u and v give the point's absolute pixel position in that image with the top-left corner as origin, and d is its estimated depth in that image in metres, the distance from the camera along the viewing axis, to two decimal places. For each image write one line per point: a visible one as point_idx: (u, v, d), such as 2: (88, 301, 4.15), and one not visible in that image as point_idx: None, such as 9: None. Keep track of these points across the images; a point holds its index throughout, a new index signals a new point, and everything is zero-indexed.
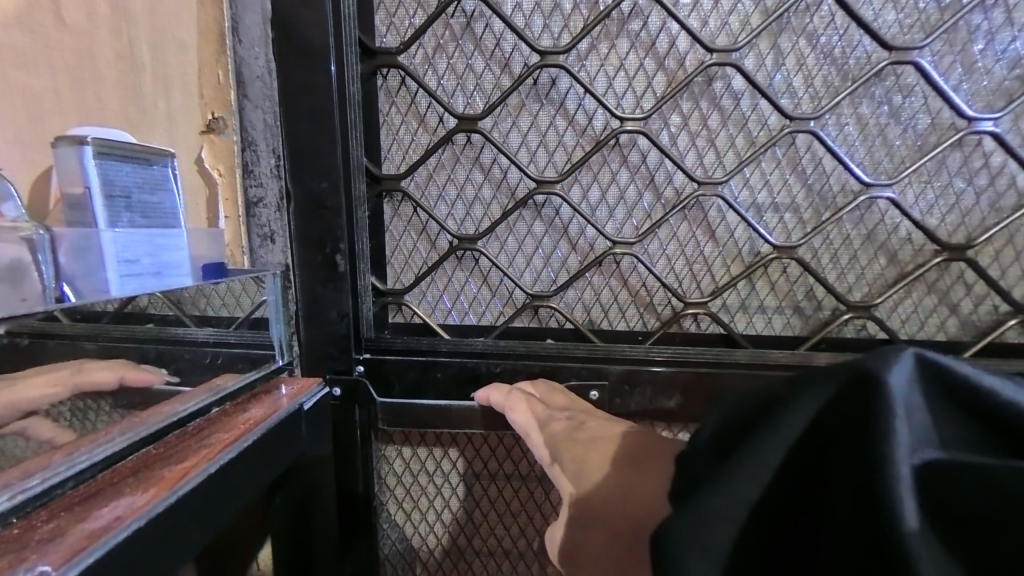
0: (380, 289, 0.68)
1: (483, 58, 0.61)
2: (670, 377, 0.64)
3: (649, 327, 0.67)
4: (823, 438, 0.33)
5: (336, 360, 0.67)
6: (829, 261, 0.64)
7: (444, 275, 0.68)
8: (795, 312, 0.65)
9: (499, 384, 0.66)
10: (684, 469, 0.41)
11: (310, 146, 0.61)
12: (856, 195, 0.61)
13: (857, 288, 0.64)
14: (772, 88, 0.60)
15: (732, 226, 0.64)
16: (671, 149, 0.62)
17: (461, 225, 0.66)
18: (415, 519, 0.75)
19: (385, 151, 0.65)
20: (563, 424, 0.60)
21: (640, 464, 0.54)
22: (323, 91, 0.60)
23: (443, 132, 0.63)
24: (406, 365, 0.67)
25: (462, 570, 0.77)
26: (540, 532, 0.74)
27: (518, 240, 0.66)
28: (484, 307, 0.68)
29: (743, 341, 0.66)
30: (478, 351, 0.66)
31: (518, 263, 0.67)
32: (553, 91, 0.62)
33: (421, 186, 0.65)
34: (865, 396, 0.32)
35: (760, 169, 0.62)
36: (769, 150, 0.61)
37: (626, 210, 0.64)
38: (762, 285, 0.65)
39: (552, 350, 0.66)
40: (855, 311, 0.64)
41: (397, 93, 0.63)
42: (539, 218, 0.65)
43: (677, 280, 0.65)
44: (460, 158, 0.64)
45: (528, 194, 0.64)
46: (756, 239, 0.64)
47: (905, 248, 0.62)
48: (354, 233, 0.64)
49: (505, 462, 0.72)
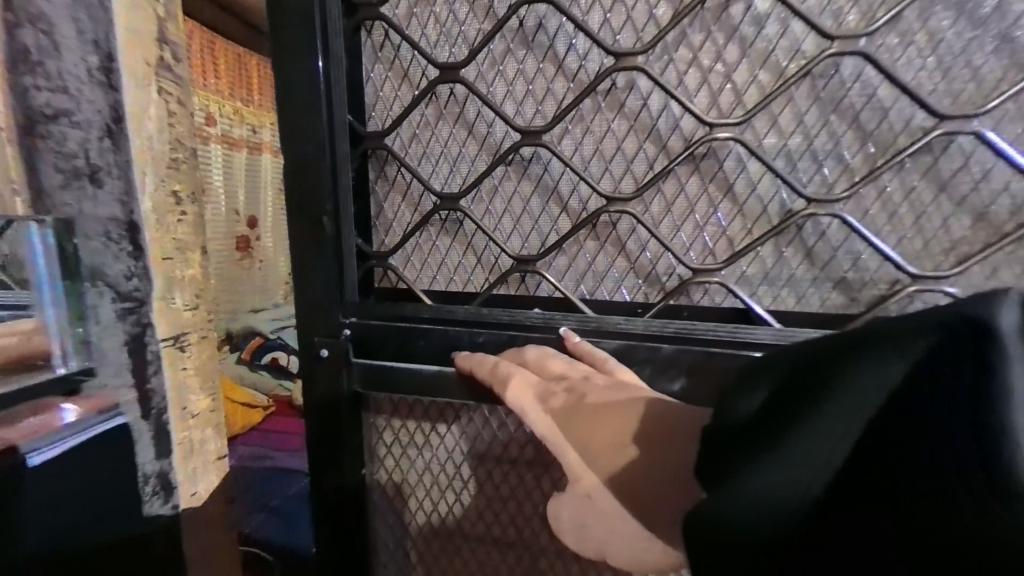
0: (365, 253, 0.66)
1: (467, 5, 0.58)
2: (672, 357, 0.55)
3: (650, 300, 0.58)
4: (904, 417, 0.25)
5: (322, 324, 0.66)
6: (887, 221, 0.51)
7: (428, 238, 0.65)
8: (837, 286, 0.53)
9: (483, 356, 0.59)
10: (711, 446, 0.35)
11: (298, 106, 0.61)
12: (926, 132, 0.48)
13: (927, 255, 0.50)
14: (808, 5, 0.49)
15: (752, 178, 0.53)
16: (676, 90, 0.53)
17: (444, 184, 0.62)
18: (405, 494, 0.73)
19: (370, 109, 0.63)
20: (562, 399, 0.53)
21: (653, 442, 0.45)
22: (310, 49, 0.60)
23: (424, 85, 0.60)
24: (388, 332, 0.65)
25: (452, 553, 0.74)
26: (532, 521, 0.68)
27: (504, 200, 0.61)
28: (467, 272, 0.64)
29: (766, 317, 0.54)
30: (461, 319, 0.62)
31: (504, 226, 0.62)
32: (540, 34, 0.56)
33: (405, 145, 0.63)
34: (959, 361, 0.24)
35: (792, 107, 0.51)
36: (802, 81, 0.50)
37: (623, 163, 0.56)
38: (792, 250, 0.54)
39: (537, 320, 0.60)
40: (924, 284, 0.50)
41: (381, 49, 0.62)
42: (525, 176, 0.60)
43: (681, 243, 0.56)
44: (442, 113, 0.61)
45: (512, 148, 0.59)
46: (785, 193, 0.52)
47: (1000, 202, 0.48)
48: (339, 195, 0.63)
49: (495, 443, 0.67)
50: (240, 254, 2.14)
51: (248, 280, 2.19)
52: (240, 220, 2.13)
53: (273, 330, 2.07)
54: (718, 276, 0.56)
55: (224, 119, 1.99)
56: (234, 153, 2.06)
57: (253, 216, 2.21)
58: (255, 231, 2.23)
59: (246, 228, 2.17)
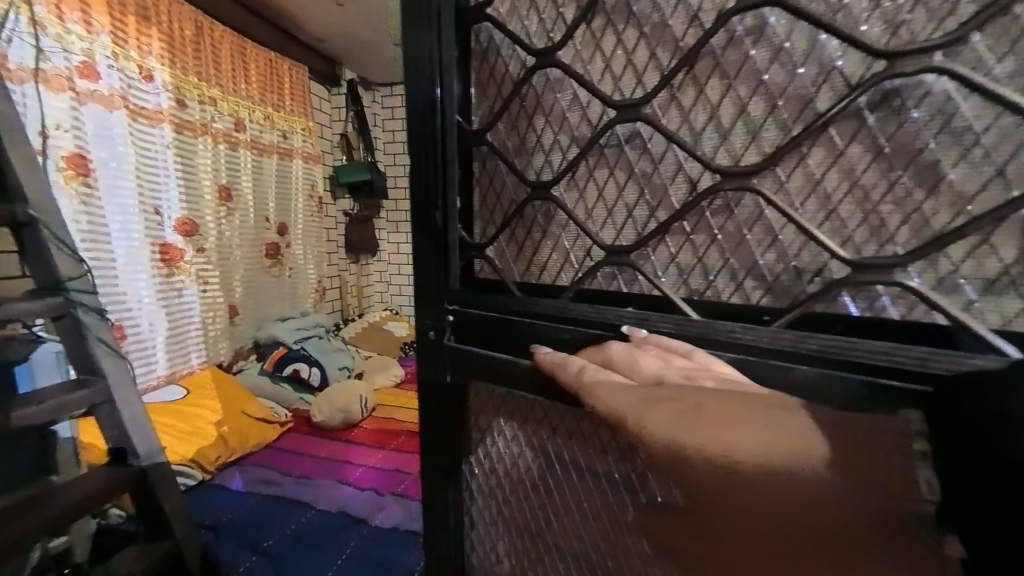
0: (466, 244, 0.51)
1: None
2: (824, 390, 0.31)
3: (784, 306, 0.34)
4: None
5: (427, 310, 0.53)
6: None
7: (513, 235, 0.48)
8: None
9: (562, 359, 0.40)
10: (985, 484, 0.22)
11: (420, 86, 0.50)
12: None
13: None
14: None
15: (975, 126, 0.27)
16: (836, 17, 0.30)
17: (537, 173, 0.45)
18: (506, 511, 0.52)
19: (476, 102, 0.49)
20: (665, 411, 0.31)
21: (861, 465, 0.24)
22: (431, 17, 0.48)
23: (521, 74, 0.45)
24: (479, 323, 0.49)
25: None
26: None
27: (599, 184, 0.42)
28: (548, 268, 0.46)
29: (997, 342, 0.28)
30: (545, 313, 0.44)
31: (597, 216, 0.42)
32: None
33: (506, 139, 0.47)
34: None
35: None
36: None
37: (750, 129, 0.34)
38: None
39: (623, 319, 0.40)
40: None
41: (490, 54, 0.47)
42: (603, 156, 0.41)
43: (838, 229, 0.32)
44: (540, 102, 0.44)
45: (607, 128, 0.40)
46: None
47: None
48: (447, 188, 0.50)
49: (597, 457, 0.42)
50: (270, 262, 2.09)
51: (277, 288, 2.14)
52: (270, 227, 2.08)
53: (299, 340, 2.00)
54: (903, 279, 0.30)
55: (254, 125, 1.94)
56: (264, 160, 2.01)
57: (283, 223, 2.16)
58: (285, 239, 2.18)
59: (277, 235, 2.13)
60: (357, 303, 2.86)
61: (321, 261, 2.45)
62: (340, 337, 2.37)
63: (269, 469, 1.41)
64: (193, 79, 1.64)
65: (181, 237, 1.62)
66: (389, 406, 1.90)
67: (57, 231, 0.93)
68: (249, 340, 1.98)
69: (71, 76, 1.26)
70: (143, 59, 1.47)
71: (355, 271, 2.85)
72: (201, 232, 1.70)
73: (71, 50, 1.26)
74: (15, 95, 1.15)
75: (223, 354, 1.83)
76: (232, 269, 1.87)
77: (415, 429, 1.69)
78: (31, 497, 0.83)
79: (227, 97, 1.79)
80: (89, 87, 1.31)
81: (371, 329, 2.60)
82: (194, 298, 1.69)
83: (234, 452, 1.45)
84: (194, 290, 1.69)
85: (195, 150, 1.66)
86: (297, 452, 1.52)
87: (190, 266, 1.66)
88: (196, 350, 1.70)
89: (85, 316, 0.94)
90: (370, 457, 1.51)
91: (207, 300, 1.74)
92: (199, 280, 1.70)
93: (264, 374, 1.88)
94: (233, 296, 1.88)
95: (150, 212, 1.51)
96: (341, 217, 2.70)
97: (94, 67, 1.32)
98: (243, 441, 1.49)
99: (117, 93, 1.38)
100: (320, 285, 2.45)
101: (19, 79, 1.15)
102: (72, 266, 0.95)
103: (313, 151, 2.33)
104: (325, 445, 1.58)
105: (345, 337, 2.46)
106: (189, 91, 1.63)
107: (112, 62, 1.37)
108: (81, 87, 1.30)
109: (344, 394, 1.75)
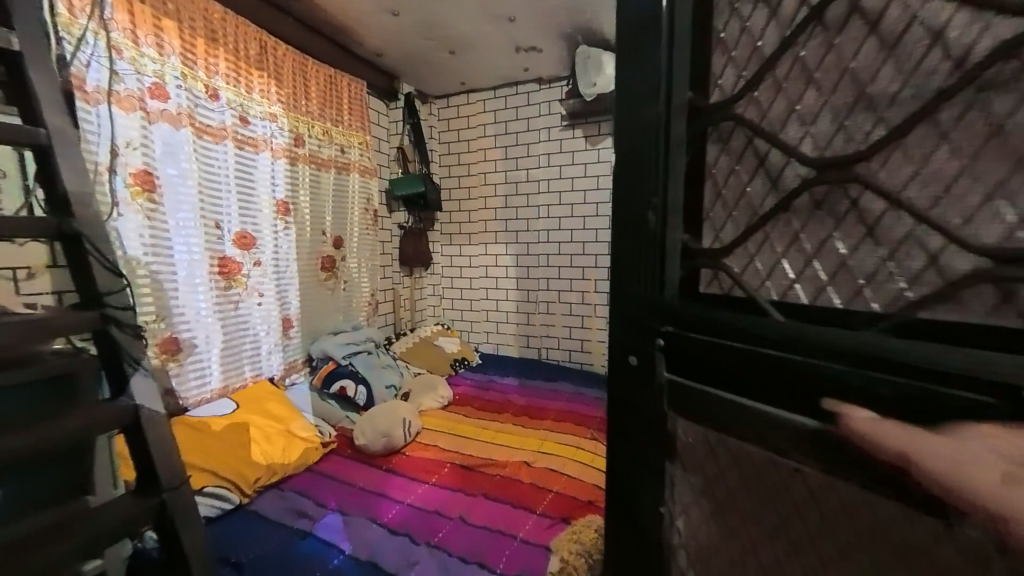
0: (690, 249, 0.53)
1: None
2: None
3: None
4: None
5: (648, 310, 0.56)
6: None
7: (785, 226, 0.44)
8: None
9: (860, 424, 0.34)
10: None
11: (640, 96, 0.56)
12: None
13: None
14: None
15: None
16: None
17: (823, 145, 0.40)
18: (750, 544, 0.48)
19: (718, 76, 0.50)
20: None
21: None
22: (658, 23, 0.53)
23: (799, 25, 0.42)
24: (724, 349, 0.46)
25: None
26: None
27: (943, 155, 0.33)
28: (831, 258, 0.41)
29: None
30: (817, 341, 0.38)
31: (949, 201, 0.33)
32: None
33: (763, 117, 0.45)
34: None
35: None
36: None
37: None
38: None
39: (992, 380, 0.29)
40: None
41: (748, 17, 0.46)
42: (962, 125, 0.32)
43: None
44: (837, 60, 0.39)
45: (977, 72, 0.31)
46: None
47: None
48: (668, 183, 0.54)
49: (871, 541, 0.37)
50: (325, 275, 2.09)
51: (331, 301, 2.13)
52: (326, 240, 2.08)
53: (348, 355, 1.95)
54: None
55: (313, 140, 1.96)
56: (322, 173, 2.03)
57: (339, 236, 2.16)
58: (341, 251, 2.18)
59: (334, 249, 2.14)
60: (410, 316, 2.81)
61: (375, 274, 2.42)
62: (390, 352, 2.31)
63: (306, 496, 1.33)
64: (256, 96, 1.68)
65: (239, 250, 1.63)
66: (434, 431, 1.77)
67: (99, 244, 0.91)
68: (303, 353, 1.97)
69: (142, 96, 1.31)
70: (210, 78, 1.52)
71: (409, 283, 2.82)
72: (259, 245, 1.72)
73: (143, 72, 1.32)
74: (90, 116, 1.20)
75: (277, 367, 1.82)
76: (289, 282, 1.87)
77: (457, 460, 1.54)
78: (68, 523, 0.79)
79: (288, 113, 1.82)
80: (160, 107, 1.36)
81: (421, 344, 2.52)
82: (250, 311, 1.69)
83: (276, 473, 1.39)
84: (250, 303, 1.69)
85: (255, 164, 1.69)
86: (337, 480, 1.43)
87: (247, 278, 1.67)
88: (250, 363, 1.70)
89: (118, 332, 0.90)
90: (408, 491, 1.37)
91: (262, 312, 1.74)
92: (256, 292, 1.71)
93: (313, 389, 1.85)
94: (288, 309, 1.88)
95: (212, 226, 1.53)
96: (395, 230, 2.68)
97: (164, 87, 1.37)
98: (285, 462, 1.43)
99: (184, 112, 1.42)
100: (374, 298, 2.42)
101: (94, 100, 1.20)
102: (111, 279, 0.92)
103: (370, 164, 2.33)
104: (365, 473, 1.48)
105: (396, 352, 2.40)
106: (252, 108, 1.66)
107: (180, 82, 1.41)
108: (152, 106, 1.35)
109: (387, 416, 1.65)
